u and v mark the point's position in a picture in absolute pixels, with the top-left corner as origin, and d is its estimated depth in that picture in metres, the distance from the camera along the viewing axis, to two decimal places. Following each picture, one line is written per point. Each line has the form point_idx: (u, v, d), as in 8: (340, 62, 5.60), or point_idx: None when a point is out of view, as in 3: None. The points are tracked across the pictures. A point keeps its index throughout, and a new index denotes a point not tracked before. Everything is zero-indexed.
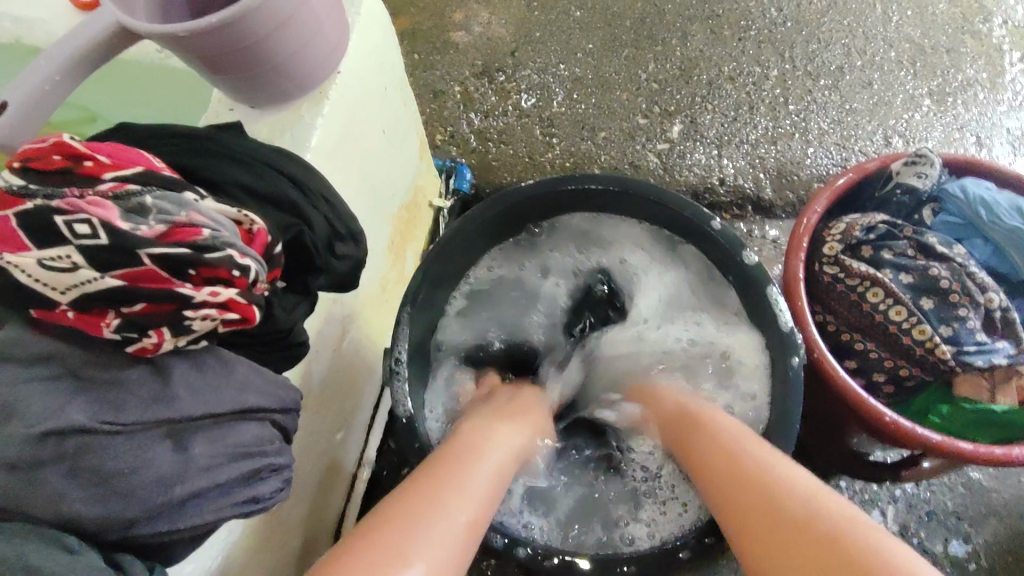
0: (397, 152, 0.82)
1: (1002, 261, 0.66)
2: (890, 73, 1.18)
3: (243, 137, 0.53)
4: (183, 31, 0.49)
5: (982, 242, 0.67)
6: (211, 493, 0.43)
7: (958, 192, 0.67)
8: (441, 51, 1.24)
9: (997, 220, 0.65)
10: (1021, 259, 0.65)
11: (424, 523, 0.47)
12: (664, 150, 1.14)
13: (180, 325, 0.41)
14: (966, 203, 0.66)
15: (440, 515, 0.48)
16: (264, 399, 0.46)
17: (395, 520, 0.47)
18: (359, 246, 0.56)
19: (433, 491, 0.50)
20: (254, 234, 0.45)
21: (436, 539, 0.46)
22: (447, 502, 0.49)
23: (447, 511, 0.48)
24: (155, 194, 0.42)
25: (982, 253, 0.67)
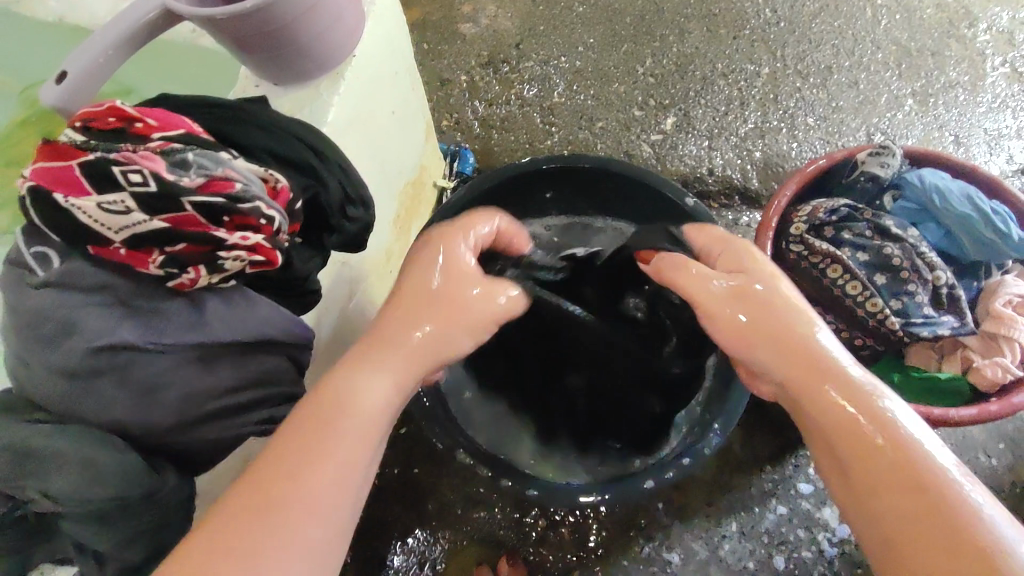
0: (405, 132, 0.88)
1: (951, 244, 0.73)
2: (875, 74, 1.24)
3: (269, 109, 0.60)
4: (221, 14, 0.56)
5: (934, 227, 0.73)
6: (234, 410, 0.51)
7: (916, 179, 0.73)
8: (450, 42, 1.30)
9: (948, 206, 0.71)
10: (969, 242, 0.71)
11: (282, 497, 0.42)
12: (658, 141, 1.20)
13: (215, 264, 0.48)
14: (922, 190, 0.73)
15: (319, 471, 0.44)
16: (282, 334, 0.53)
17: (223, 546, 0.40)
18: (367, 210, 0.63)
19: (302, 453, 0.44)
20: (278, 191, 0.52)
21: (302, 528, 0.42)
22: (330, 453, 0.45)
23: (346, 428, 0.46)
24: (196, 152, 0.49)
25: (934, 235, 0.73)
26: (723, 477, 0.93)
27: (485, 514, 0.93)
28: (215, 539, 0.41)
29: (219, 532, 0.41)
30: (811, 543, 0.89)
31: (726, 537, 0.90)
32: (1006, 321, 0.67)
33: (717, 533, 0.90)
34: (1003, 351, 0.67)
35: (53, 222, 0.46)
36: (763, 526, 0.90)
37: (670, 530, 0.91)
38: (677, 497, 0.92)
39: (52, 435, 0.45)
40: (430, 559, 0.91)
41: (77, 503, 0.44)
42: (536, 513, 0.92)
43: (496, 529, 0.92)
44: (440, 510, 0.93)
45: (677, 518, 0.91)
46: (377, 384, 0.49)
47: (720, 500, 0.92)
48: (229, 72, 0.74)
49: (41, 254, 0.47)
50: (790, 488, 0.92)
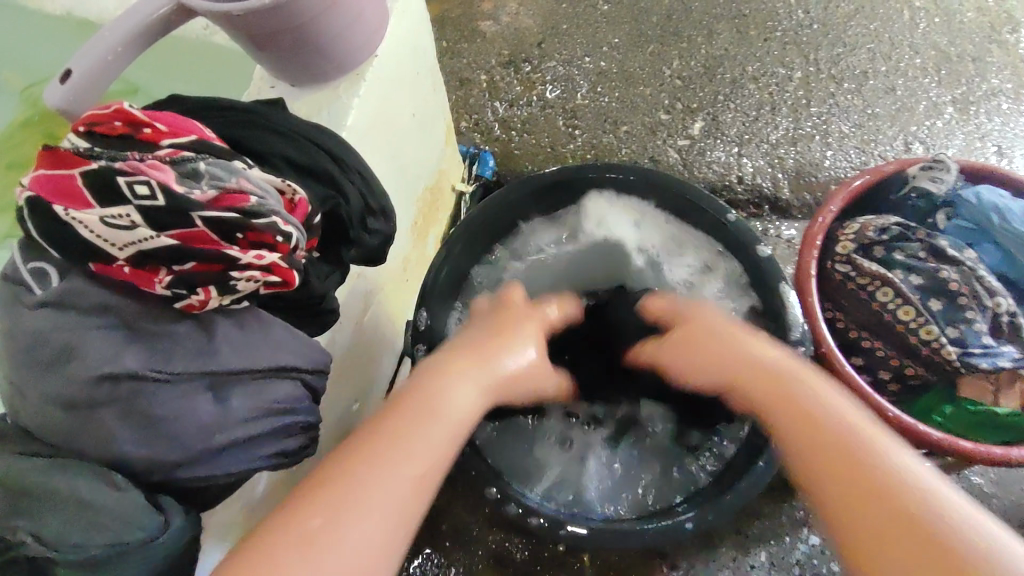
0: (425, 136, 0.84)
1: (1012, 267, 0.67)
2: (913, 80, 1.19)
3: (286, 113, 0.56)
4: (237, 10, 0.52)
5: (993, 248, 0.68)
6: (245, 444, 0.46)
7: (971, 197, 0.69)
8: (469, 40, 1.26)
9: (1007, 227, 0.66)
10: None
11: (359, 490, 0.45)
12: (685, 147, 1.15)
13: (226, 285, 0.44)
14: (979, 209, 0.68)
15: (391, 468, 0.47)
16: (298, 359, 0.49)
17: (320, 504, 0.44)
18: (389, 222, 0.59)
19: (381, 453, 0.47)
20: (295, 203, 0.48)
21: (358, 527, 0.44)
22: (401, 458, 0.47)
23: (416, 447, 0.48)
24: (208, 162, 0.44)
25: (992, 257, 0.68)
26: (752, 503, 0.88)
27: (501, 536, 0.89)
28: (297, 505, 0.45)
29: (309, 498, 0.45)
30: None
31: (755, 567, 0.86)
32: None
33: (745, 563, 0.86)
34: None
35: (51, 237, 0.42)
36: (794, 556, 0.86)
37: (696, 559, 0.86)
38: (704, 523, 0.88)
39: (47, 470, 0.42)
40: None
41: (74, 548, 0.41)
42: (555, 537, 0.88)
43: (513, 553, 0.88)
44: (454, 531, 0.90)
45: (703, 545, 0.87)
46: (456, 398, 0.53)
47: (749, 528, 0.88)
48: (243, 72, 0.70)
49: (38, 271, 0.43)
50: None
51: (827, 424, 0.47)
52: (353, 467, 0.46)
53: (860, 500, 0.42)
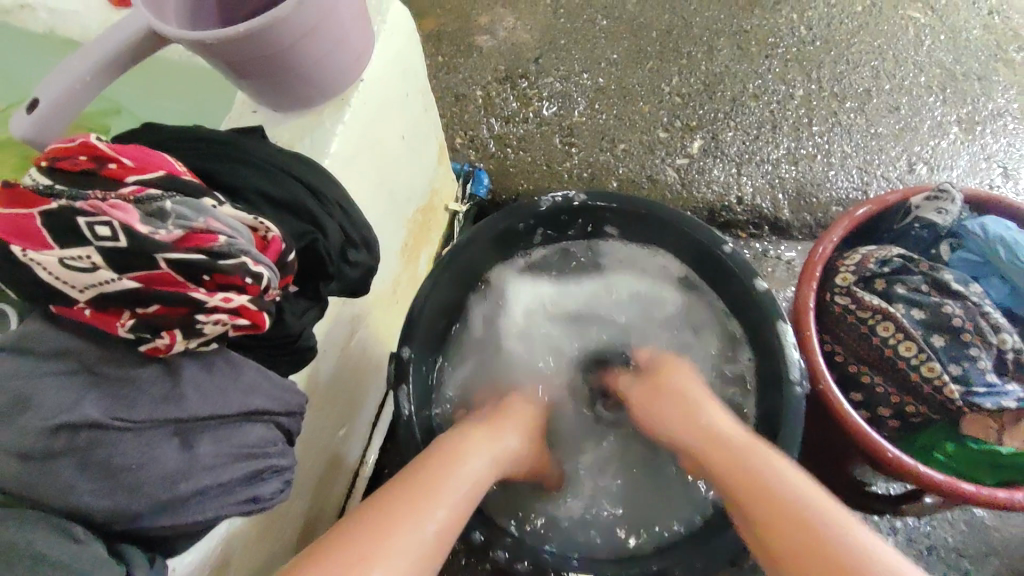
0: (415, 158, 0.82)
1: (1018, 303, 0.65)
2: (917, 99, 1.17)
3: (264, 142, 0.54)
4: (211, 39, 0.50)
5: (997, 283, 0.65)
6: (213, 491, 0.44)
7: (977, 229, 0.66)
8: (466, 55, 1.24)
9: (1016, 261, 0.63)
10: None
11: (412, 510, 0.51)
12: (683, 165, 1.13)
13: (192, 329, 0.42)
14: (985, 241, 0.65)
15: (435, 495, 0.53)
16: (270, 402, 0.47)
17: (373, 523, 0.49)
18: (370, 255, 0.56)
19: (424, 488, 0.53)
20: (268, 241, 0.46)
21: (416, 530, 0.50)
22: (444, 488, 0.54)
23: (453, 485, 0.54)
24: (175, 199, 0.43)
25: (998, 292, 0.65)
26: None
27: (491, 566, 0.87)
28: (354, 530, 0.49)
29: (356, 522, 0.50)
30: None
31: None
32: None
33: None
34: None
35: (10, 278, 0.41)
36: None
37: None
38: None
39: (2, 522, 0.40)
40: None
41: None
42: None
43: None
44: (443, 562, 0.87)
45: None
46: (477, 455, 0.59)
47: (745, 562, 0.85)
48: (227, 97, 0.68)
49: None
50: None
51: (770, 485, 0.52)
52: (402, 496, 0.52)
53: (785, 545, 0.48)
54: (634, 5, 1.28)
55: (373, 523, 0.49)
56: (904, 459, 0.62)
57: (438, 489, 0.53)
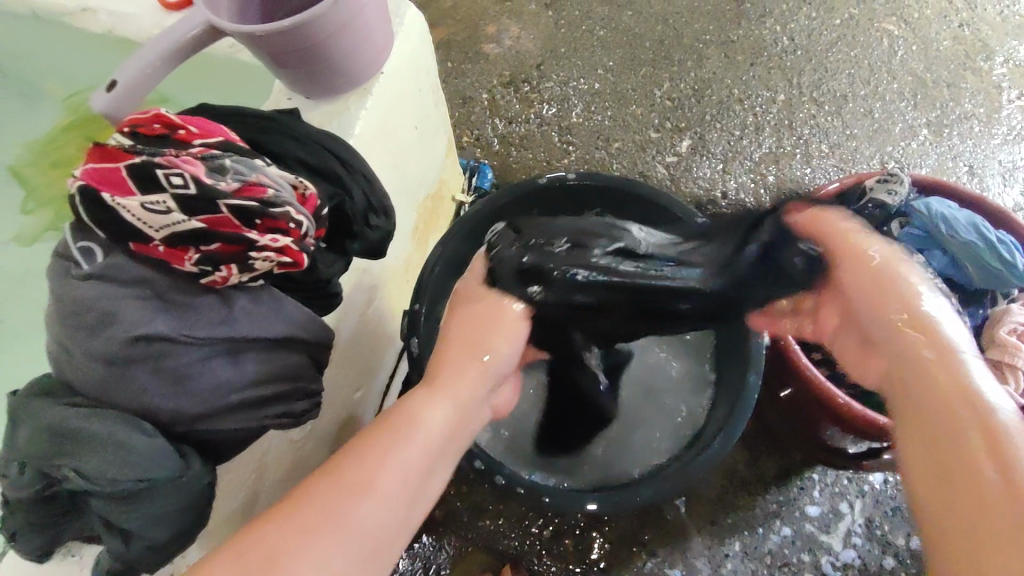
0: (426, 146, 0.92)
1: (957, 271, 0.74)
2: (890, 104, 1.26)
3: (301, 121, 0.63)
4: (259, 31, 0.60)
5: (939, 253, 0.75)
6: (257, 403, 0.53)
7: (923, 208, 0.75)
8: (473, 61, 1.35)
9: (955, 234, 0.72)
10: (974, 270, 0.73)
11: (413, 415, 0.53)
12: (673, 163, 1.23)
13: (246, 264, 0.51)
14: (929, 218, 0.74)
15: (436, 397, 0.55)
16: (305, 333, 0.56)
17: (378, 433, 0.51)
18: (389, 220, 0.66)
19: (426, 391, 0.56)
20: (306, 197, 0.55)
21: (422, 432, 0.53)
22: (441, 391, 0.55)
23: (452, 384, 0.56)
24: (233, 159, 0.52)
25: (940, 262, 0.74)
26: (727, 496, 0.94)
27: (490, 520, 0.94)
28: (362, 440, 0.51)
29: (361, 435, 0.51)
30: (814, 567, 0.89)
31: (729, 555, 0.90)
32: (1010, 348, 0.69)
33: (720, 552, 0.91)
34: (1006, 378, 0.69)
35: (99, 219, 0.50)
36: (766, 546, 0.91)
37: (674, 547, 0.91)
38: (681, 512, 0.93)
39: (85, 417, 0.48)
40: (434, 563, 0.93)
41: (108, 482, 0.47)
42: (540, 522, 0.94)
43: (500, 537, 0.93)
44: (447, 517, 0.95)
45: (680, 534, 0.92)
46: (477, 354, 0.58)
47: (724, 519, 0.93)
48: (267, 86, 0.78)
49: (84, 249, 0.51)
50: (794, 509, 0.92)
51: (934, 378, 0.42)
52: (405, 404, 0.54)
53: (916, 415, 0.41)
54: (629, 17, 1.38)
55: (377, 432, 0.52)
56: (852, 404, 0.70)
57: (440, 389, 0.56)
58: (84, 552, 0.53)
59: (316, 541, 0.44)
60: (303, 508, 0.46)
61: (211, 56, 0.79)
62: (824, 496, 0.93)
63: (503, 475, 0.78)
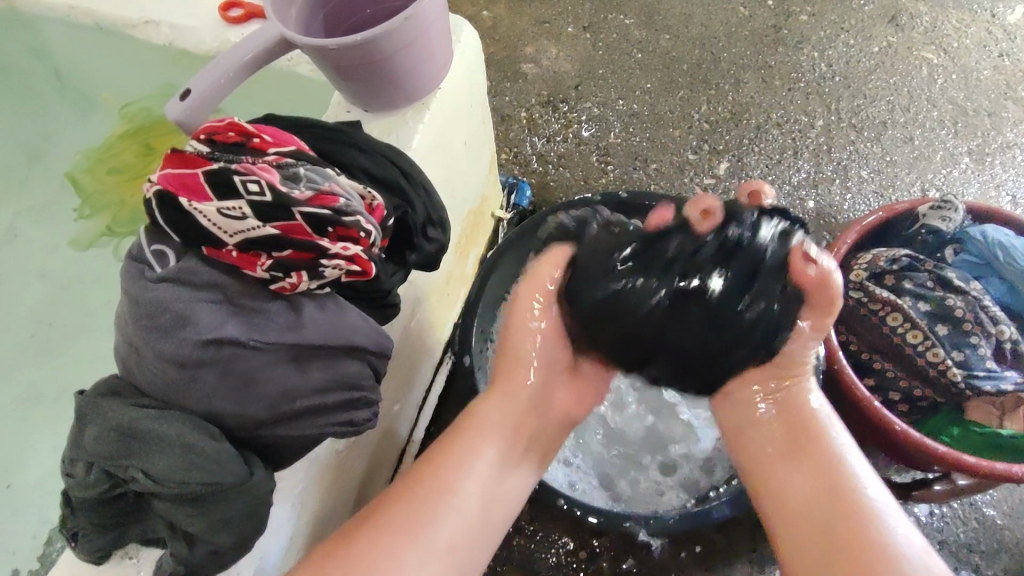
0: (474, 161, 0.93)
1: (1015, 299, 0.73)
2: (931, 131, 1.26)
3: (364, 132, 0.64)
4: (332, 45, 0.61)
5: (997, 281, 0.73)
6: (319, 410, 0.53)
7: (978, 235, 0.74)
8: (512, 80, 1.36)
9: (1012, 261, 0.72)
10: None
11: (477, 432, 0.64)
12: (711, 185, 1.23)
13: (316, 271, 0.52)
14: (985, 244, 0.74)
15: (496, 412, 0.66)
16: (368, 342, 0.56)
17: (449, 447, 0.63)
18: (445, 233, 0.66)
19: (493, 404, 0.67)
20: (374, 207, 0.56)
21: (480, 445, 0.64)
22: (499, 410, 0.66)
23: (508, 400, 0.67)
24: (306, 167, 0.53)
25: (997, 290, 0.73)
26: None
27: (524, 540, 0.93)
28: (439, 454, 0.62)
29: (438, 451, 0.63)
30: None
31: None
32: None
33: None
34: None
35: (176, 223, 0.51)
36: None
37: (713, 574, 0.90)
38: (721, 537, 0.91)
39: (154, 419, 0.49)
40: None
41: (174, 485, 0.47)
42: (577, 543, 0.92)
43: (536, 558, 0.92)
44: None
45: (720, 560, 0.90)
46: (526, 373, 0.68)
47: (764, 547, 0.91)
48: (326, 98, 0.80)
49: (159, 252, 0.52)
50: None
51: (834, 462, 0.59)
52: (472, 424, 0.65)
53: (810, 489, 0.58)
54: (667, 41, 1.39)
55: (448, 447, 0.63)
56: (911, 431, 0.69)
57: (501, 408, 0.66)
58: (142, 555, 0.53)
59: (416, 519, 0.57)
60: (385, 515, 0.57)
61: (268, 71, 0.81)
62: None
63: (565, 499, 0.77)
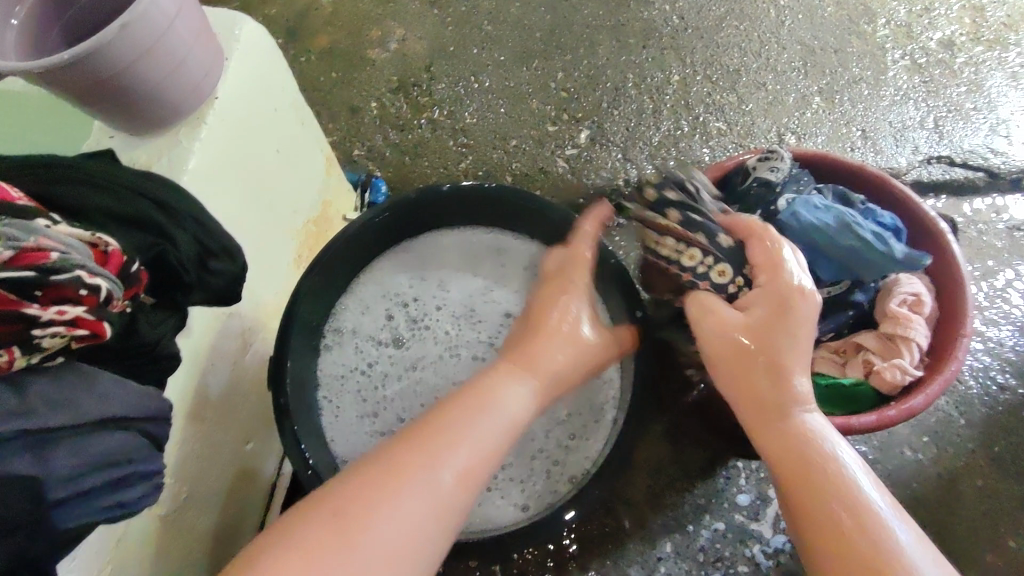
0: (297, 167, 0.85)
1: (845, 272, 0.71)
2: (782, 75, 1.26)
3: (115, 165, 0.56)
4: (43, 66, 0.53)
5: (825, 261, 0.71)
6: (76, 500, 0.46)
7: (793, 218, 0.70)
8: (359, 69, 1.28)
9: (831, 240, 0.69)
10: (860, 269, 0.70)
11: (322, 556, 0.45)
12: (573, 155, 1.19)
13: (29, 343, 0.43)
14: (803, 230, 0.70)
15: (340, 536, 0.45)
16: (128, 409, 0.49)
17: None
18: (234, 261, 0.59)
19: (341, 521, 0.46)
20: (108, 255, 0.48)
21: None
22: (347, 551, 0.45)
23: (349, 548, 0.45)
24: (4, 223, 0.43)
25: (826, 269, 0.71)
26: (657, 496, 0.93)
27: None
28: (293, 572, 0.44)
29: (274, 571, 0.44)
30: (746, 556, 0.90)
31: (662, 559, 0.90)
32: (901, 321, 0.68)
33: (653, 557, 0.90)
34: (902, 352, 0.68)
35: None
36: (697, 544, 0.90)
37: (608, 556, 0.90)
38: (610, 521, 0.92)
39: None
40: None
41: None
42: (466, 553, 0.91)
43: None
44: None
45: (612, 545, 0.91)
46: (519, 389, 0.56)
47: (653, 523, 0.92)
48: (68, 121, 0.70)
49: None
50: (721, 501, 0.92)
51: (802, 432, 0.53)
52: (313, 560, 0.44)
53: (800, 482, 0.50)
54: (517, 9, 1.33)
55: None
56: None
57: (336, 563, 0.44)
58: None
59: None
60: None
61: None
62: (750, 484, 0.93)
63: None
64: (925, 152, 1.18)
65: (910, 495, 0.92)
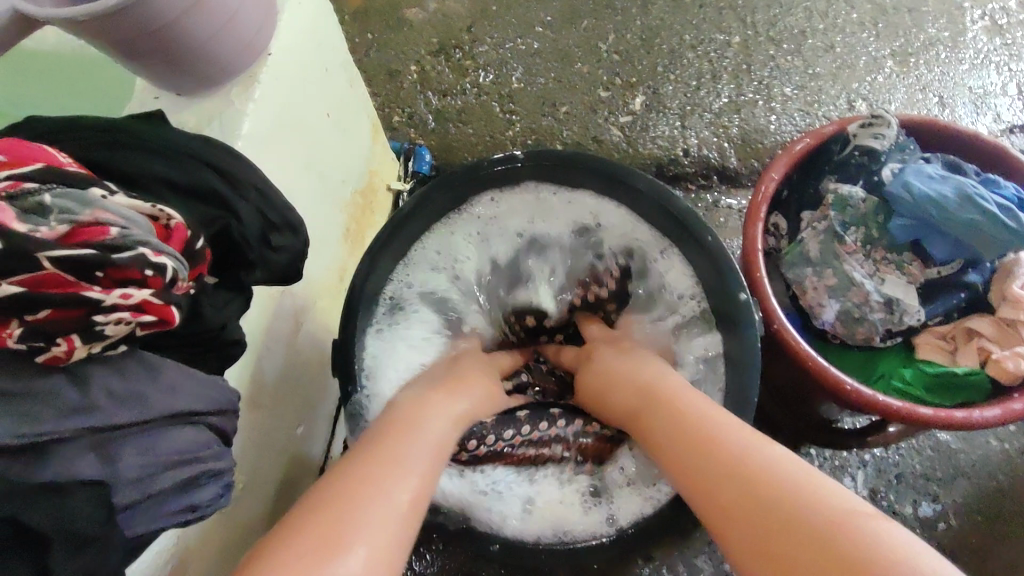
0: (345, 134, 0.79)
1: (964, 249, 0.64)
2: (851, 36, 1.17)
3: (167, 127, 0.50)
4: (85, 15, 0.46)
5: (942, 237, 0.64)
6: (146, 504, 0.41)
7: (905, 188, 0.64)
8: (397, 30, 1.20)
9: (952, 215, 0.62)
10: (983, 246, 0.62)
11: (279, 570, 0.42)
12: (627, 123, 1.12)
13: (91, 331, 0.38)
14: (917, 202, 0.63)
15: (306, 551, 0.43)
16: (194, 402, 0.44)
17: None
18: (297, 236, 0.52)
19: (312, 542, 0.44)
20: (171, 229, 0.43)
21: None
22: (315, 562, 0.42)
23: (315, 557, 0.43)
24: (57, 193, 0.38)
25: (941, 247, 0.64)
26: None
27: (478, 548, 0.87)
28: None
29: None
30: None
31: None
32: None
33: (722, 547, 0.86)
34: None
35: None
36: None
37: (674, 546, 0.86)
38: None
39: None
40: None
41: None
42: None
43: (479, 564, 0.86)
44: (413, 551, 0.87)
45: None
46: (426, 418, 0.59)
47: None
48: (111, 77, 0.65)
49: None
50: None
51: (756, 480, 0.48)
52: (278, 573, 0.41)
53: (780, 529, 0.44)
54: None
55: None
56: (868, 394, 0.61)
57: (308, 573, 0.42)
58: None
59: None
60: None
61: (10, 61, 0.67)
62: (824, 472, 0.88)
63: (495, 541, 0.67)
64: (1008, 121, 1.10)
65: (995, 486, 0.86)
